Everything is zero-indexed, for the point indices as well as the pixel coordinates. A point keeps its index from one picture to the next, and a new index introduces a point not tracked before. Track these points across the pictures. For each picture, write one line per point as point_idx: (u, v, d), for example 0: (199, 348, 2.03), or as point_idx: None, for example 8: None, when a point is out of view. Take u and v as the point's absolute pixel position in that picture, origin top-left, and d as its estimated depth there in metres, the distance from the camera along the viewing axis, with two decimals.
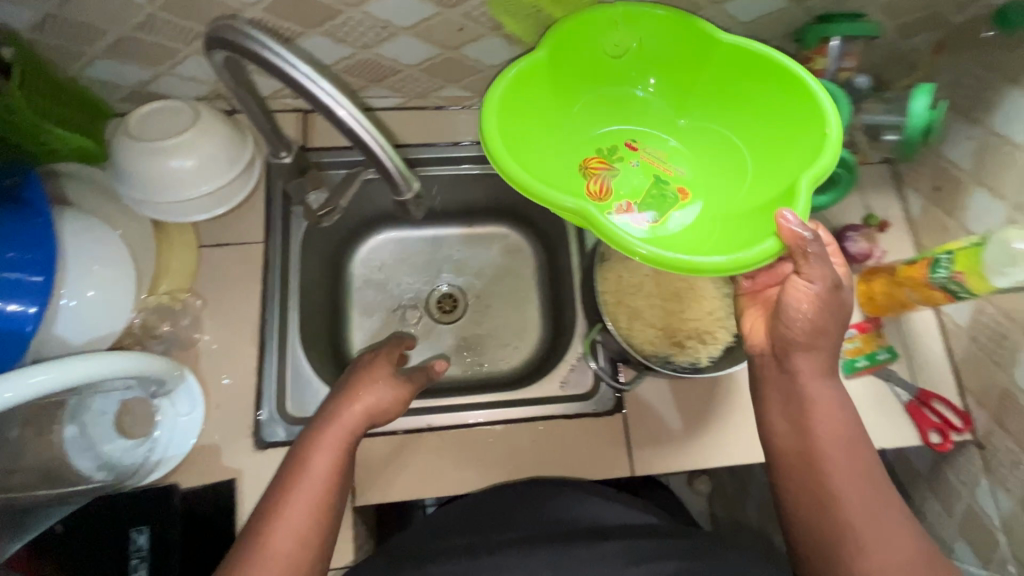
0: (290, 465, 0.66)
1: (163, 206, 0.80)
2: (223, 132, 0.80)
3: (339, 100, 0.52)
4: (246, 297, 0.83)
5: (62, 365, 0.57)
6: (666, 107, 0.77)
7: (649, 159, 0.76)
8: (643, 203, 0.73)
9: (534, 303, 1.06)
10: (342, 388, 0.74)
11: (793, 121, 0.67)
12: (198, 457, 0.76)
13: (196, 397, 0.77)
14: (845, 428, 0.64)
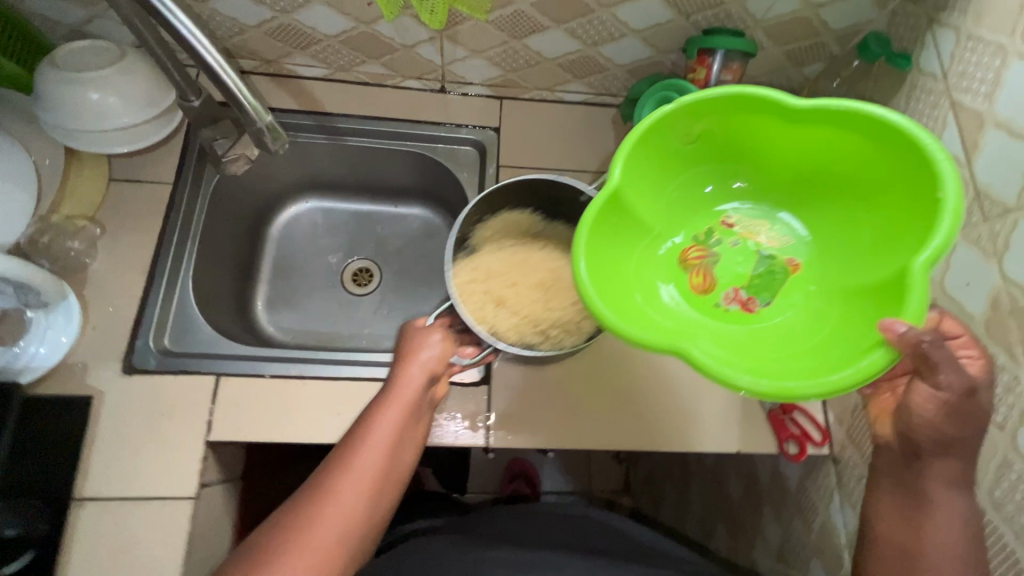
0: (352, 435, 0.66)
1: (74, 134, 0.84)
2: (145, 74, 0.86)
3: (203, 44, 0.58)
4: (146, 232, 0.88)
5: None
6: (751, 178, 0.69)
7: (749, 235, 0.69)
8: (752, 289, 0.65)
9: (440, 284, 1.10)
10: (399, 355, 0.75)
11: (906, 177, 0.56)
12: (65, 372, 0.78)
13: (73, 315, 0.80)
14: (953, 538, 0.57)
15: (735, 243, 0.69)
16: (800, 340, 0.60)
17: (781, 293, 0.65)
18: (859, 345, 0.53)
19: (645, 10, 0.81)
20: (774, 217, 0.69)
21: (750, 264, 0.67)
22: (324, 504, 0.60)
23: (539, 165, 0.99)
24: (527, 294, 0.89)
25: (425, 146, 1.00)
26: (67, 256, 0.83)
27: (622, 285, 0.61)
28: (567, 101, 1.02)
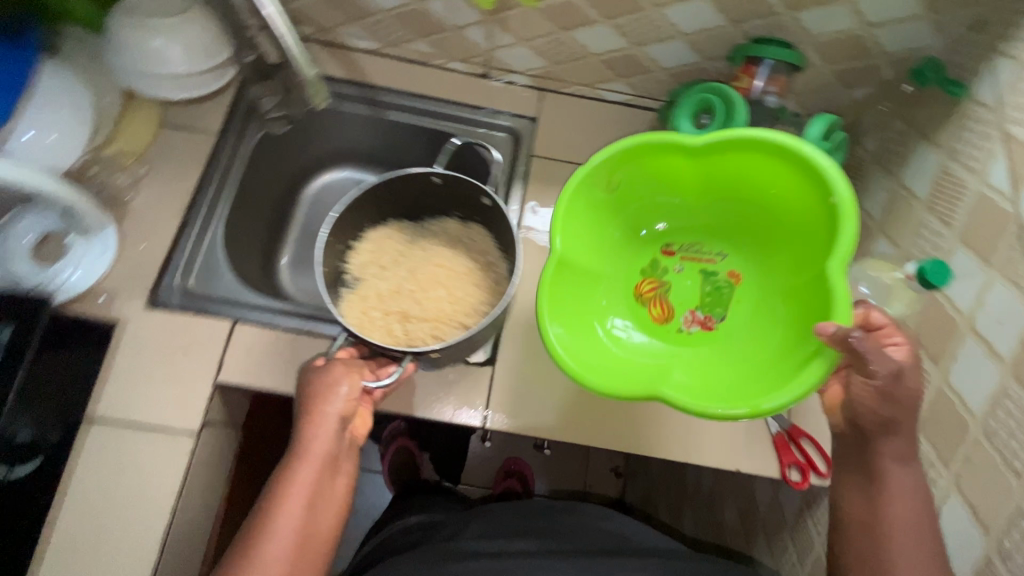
0: (268, 496, 0.66)
1: (138, 74, 0.89)
2: (209, 27, 0.89)
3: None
4: (187, 177, 0.91)
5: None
6: (678, 205, 0.82)
7: (691, 258, 0.84)
8: (706, 307, 0.81)
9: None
10: (304, 407, 0.72)
11: (800, 182, 0.70)
12: (95, 297, 0.83)
13: (109, 245, 0.84)
14: (913, 515, 0.61)
15: (679, 269, 0.84)
16: (746, 353, 0.74)
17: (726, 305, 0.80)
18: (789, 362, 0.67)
19: (695, 13, 0.81)
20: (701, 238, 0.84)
21: (698, 286, 0.83)
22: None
23: (571, 160, 1.00)
24: (432, 297, 0.95)
25: (460, 126, 1.01)
26: (115, 189, 0.89)
27: (587, 336, 0.74)
28: (607, 100, 1.02)
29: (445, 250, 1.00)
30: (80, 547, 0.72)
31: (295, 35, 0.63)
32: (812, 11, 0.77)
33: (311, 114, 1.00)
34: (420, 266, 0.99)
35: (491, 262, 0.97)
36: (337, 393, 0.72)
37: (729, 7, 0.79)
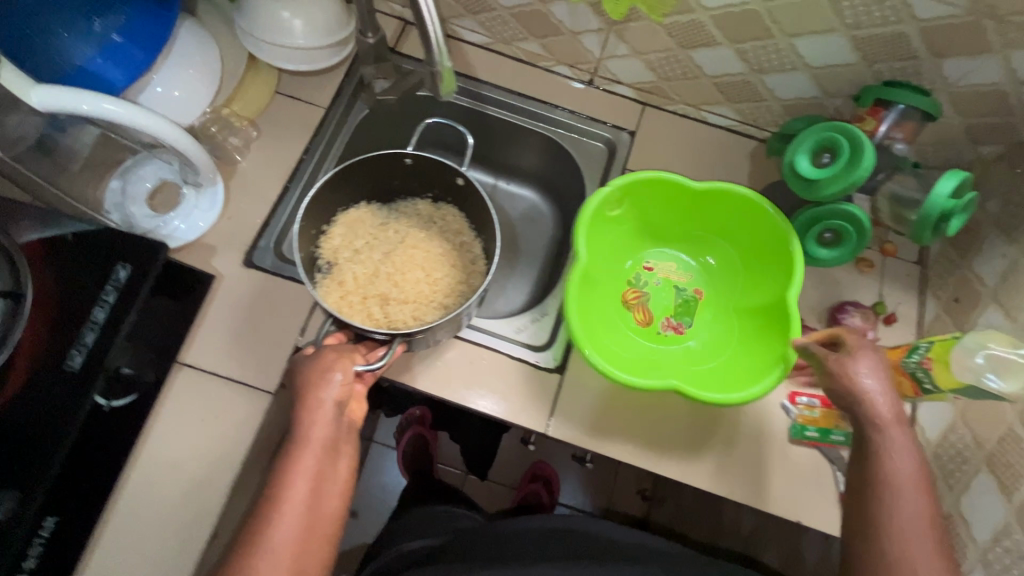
0: (270, 490, 0.66)
1: (257, 41, 0.92)
2: (331, 7, 0.92)
3: None
4: (293, 146, 0.95)
5: (126, 105, 0.69)
6: (655, 231, 0.94)
7: (666, 274, 0.95)
8: (677, 316, 0.92)
9: (529, 267, 1.09)
10: (300, 392, 0.72)
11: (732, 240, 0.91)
12: (197, 248, 0.87)
13: (217, 200, 0.88)
14: (912, 482, 0.63)
15: (657, 282, 0.94)
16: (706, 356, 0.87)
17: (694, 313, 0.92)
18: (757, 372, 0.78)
19: (827, 47, 0.78)
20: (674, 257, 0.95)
21: (671, 298, 0.93)
22: (254, 557, 0.61)
23: None
24: (410, 280, 0.99)
25: (556, 131, 1.01)
26: (226, 149, 0.92)
27: (594, 328, 0.83)
28: (708, 123, 1.01)
29: (419, 234, 1.02)
30: (158, 480, 0.77)
31: (438, 26, 0.61)
32: (958, 60, 0.73)
33: (415, 100, 1.02)
34: (398, 249, 1.01)
35: (464, 241, 1.01)
36: (331, 379, 0.71)
37: (867, 47, 0.76)
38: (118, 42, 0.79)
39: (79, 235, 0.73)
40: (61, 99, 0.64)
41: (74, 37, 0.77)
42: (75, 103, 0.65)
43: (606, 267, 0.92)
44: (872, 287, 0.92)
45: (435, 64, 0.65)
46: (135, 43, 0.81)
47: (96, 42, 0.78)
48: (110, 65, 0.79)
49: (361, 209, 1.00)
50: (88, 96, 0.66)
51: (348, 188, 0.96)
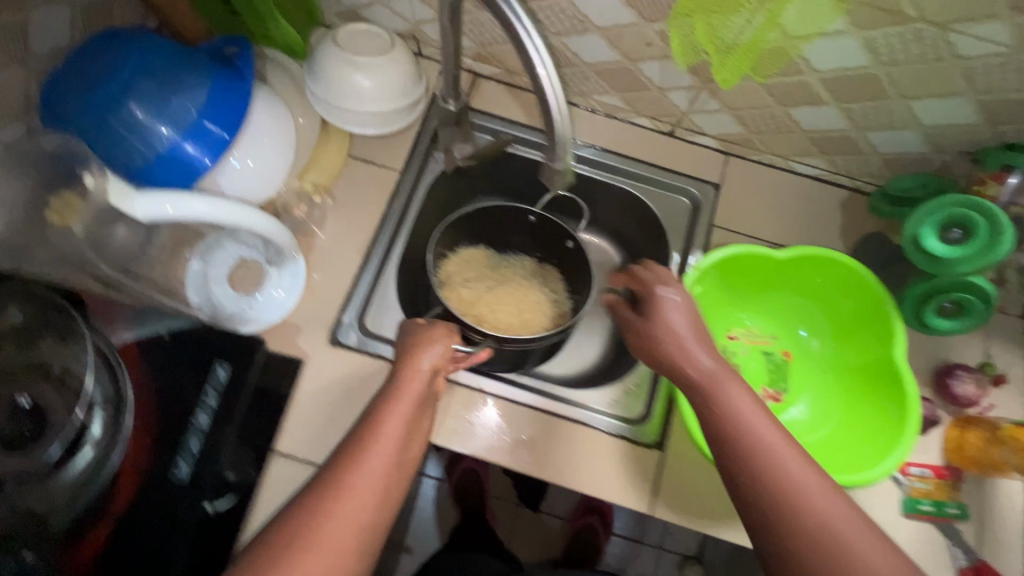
0: (357, 435, 0.66)
1: (332, 107, 0.89)
2: (407, 70, 0.89)
3: (544, 59, 0.54)
4: (369, 213, 0.92)
5: (207, 199, 0.66)
6: (734, 298, 0.87)
7: (752, 341, 0.88)
8: (773, 383, 0.86)
9: (600, 329, 1.07)
10: (401, 359, 0.77)
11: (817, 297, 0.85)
12: (282, 329, 0.84)
13: (298, 277, 0.84)
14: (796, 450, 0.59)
15: (744, 350, 0.88)
16: (816, 431, 0.81)
17: (793, 381, 0.86)
18: (878, 449, 0.73)
19: (947, 108, 0.74)
20: (759, 322, 0.88)
21: (761, 365, 0.87)
22: (346, 477, 0.62)
23: (753, 235, 0.95)
24: (504, 316, 0.99)
25: (636, 184, 0.97)
26: (302, 222, 0.89)
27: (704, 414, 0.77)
28: (796, 173, 0.96)
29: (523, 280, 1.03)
30: None
31: (566, 121, 0.58)
32: None
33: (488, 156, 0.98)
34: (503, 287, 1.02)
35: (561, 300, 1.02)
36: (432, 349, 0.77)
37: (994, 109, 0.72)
38: (198, 126, 0.78)
39: (172, 336, 0.72)
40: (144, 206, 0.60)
41: (158, 125, 0.76)
42: (159, 208, 0.61)
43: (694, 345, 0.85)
44: (978, 347, 0.88)
45: (557, 166, 0.62)
46: (216, 126, 0.79)
47: (178, 129, 0.77)
48: (196, 149, 0.78)
49: (478, 249, 1.03)
50: (175, 196, 0.63)
51: (467, 225, 1.00)
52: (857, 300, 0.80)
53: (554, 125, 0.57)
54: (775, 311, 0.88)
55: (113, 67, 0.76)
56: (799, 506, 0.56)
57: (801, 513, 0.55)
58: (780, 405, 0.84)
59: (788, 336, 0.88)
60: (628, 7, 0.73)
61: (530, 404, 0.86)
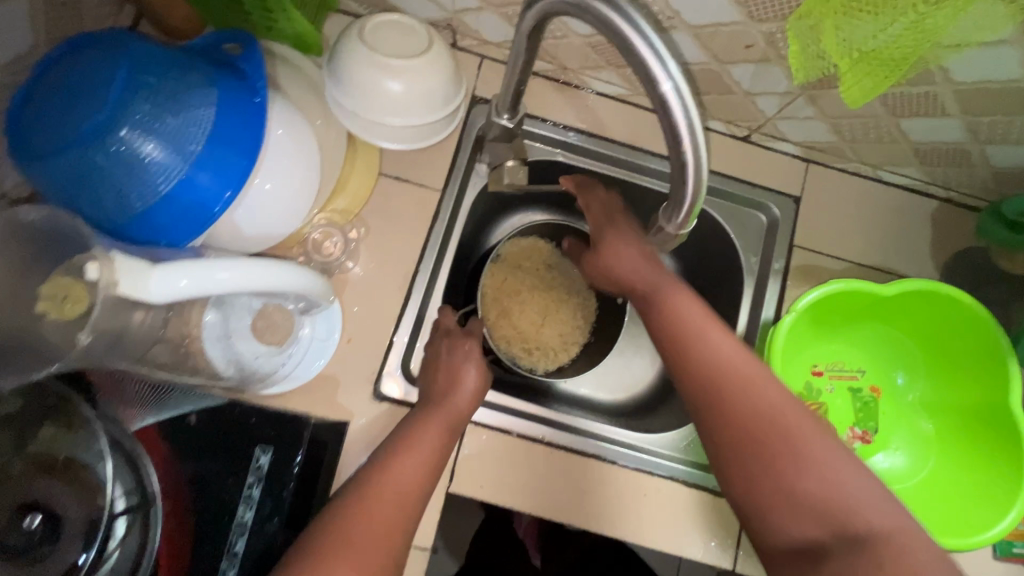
0: (386, 450, 0.64)
1: (361, 120, 0.74)
2: (448, 70, 0.74)
3: (670, 70, 0.43)
4: (407, 241, 0.80)
5: (231, 263, 0.54)
6: (821, 330, 0.79)
7: (838, 376, 0.80)
8: (862, 423, 0.79)
9: (652, 347, 0.96)
10: (444, 369, 0.73)
11: (912, 328, 0.77)
12: (318, 384, 0.74)
13: (335, 325, 0.75)
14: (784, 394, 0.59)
15: (830, 388, 0.80)
16: (910, 475, 0.75)
17: (882, 422, 0.78)
18: (993, 504, 0.68)
19: None
20: (844, 354, 0.80)
21: (848, 403, 0.80)
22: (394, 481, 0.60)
23: (835, 255, 0.85)
24: (523, 320, 0.93)
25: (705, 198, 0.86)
26: (330, 257, 0.77)
27: None
28: (882, 181, 0.86)
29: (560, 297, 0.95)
30: None
31: (702, 179, 0.48)
32: None
33: (535, 167, 0.86)
34: (541, 297, 0.94)
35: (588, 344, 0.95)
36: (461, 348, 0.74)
37: None
38: (207, 158, 0.64)
39: (201, 416, 0.60)
40: (157, 285, 0.48)
41: (158, 160, 0.62)
42: (175, 283, 0.49)
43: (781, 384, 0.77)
44: None
45: (674, 231, 0.53)
46: (228, 156, 0.65)
47: (183, 164, 0.63)
48: (207, 184, 0.64)
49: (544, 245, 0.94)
50: (193, 266, 0.51)
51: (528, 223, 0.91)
52: (964, 339, 0.73)
53: (687, 190, 0.48)
54: (861, 344, 0.80)
55: (83, 83, 0.60)
56: (777, 435, 0.56)
57: (777, 442, 0.56)
58: (869, 447, 0.78)
59: (878, 371, 0.80)
60: (734, 5, 0.60)
61: (582, 447, 0.79)
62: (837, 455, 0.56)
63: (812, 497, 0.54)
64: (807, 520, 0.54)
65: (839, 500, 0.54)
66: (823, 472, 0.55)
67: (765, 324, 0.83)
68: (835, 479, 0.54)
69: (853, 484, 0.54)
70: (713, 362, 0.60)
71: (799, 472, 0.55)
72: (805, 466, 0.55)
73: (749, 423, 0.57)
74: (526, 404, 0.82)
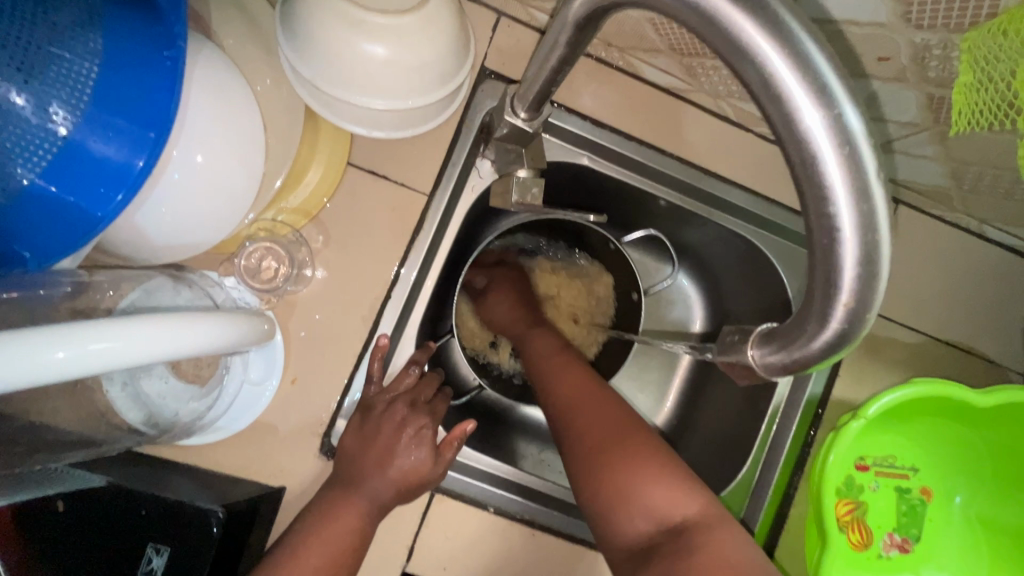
0: (299, 529, 0.54)
1: (324, 95, 0.54)
2: (451, 34, 0.53)
3: (850, 137, 0.22)
4: (378, 258, 0.62)
5: (119, 329, 0.37)
6: (880, 416, 0.64)
7: (887, 473, 0.65)
8: (906, 534, 0.65)
9: (668, 392, 0.76)
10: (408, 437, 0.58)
11: (985, 426, 0.64)
12: (248, 436, 0.58)
13: (275, 363, 0.59)
14: (589, 396, 0.56)
15: (874, 487, 0.65)
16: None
17: (928, 532, 0.65)
18: None
19: None
20: (898, 448, 0.66)
21: (893, 506, 0.65)
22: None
23: (909, 323, 0.69)
24: None
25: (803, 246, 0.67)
26: (275, 274, 0.60)
27: None
28: (984, 239, 0.69)
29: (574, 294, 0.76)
30: None
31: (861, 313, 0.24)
32: None
33: (554, 172, 0.67)
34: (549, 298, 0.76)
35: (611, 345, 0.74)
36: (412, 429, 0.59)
37: None
38: (86, 138, 0.44)
39: (72, 499, 0.46)
40: (23, 369, 0.33)
41: (5, 138, 0.42)
42: (47, 359, 0.34)
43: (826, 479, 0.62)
44: None
45: (768, 377, 0.32)
46: (119, 139, 0.45)
47: (47, 146, 0.43)
48: (83, 182, 0.45)
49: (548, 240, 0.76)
50: (67, 334, 0.35)
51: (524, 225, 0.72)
52: None
53: (809, 355, 0.26)
54: (920, 438, 0.66)
55: None
56: (607, 461, 0.51)
57: (606, 465, 0.51)
58: (907, 561, 0.64)
59: (932, 471, 0.66)
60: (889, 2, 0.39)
61: (568, 531, 0.65)
62: (668, 477, 0.50)
63: (641, 517, 0.49)
64: (649, 536, 0.49)
65: (669, 518, 0.48)
66: (642, 496, 0.49)
67: (810, 399, 0.67)
68: (659, 498, 0.49)
69: (682, 502, 0.49)
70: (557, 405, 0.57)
71: (625, 496, 0.50)
72: (629, 490, 0.50)
73: (583, 455, 0.52)
74: (514, 470, 0.64)
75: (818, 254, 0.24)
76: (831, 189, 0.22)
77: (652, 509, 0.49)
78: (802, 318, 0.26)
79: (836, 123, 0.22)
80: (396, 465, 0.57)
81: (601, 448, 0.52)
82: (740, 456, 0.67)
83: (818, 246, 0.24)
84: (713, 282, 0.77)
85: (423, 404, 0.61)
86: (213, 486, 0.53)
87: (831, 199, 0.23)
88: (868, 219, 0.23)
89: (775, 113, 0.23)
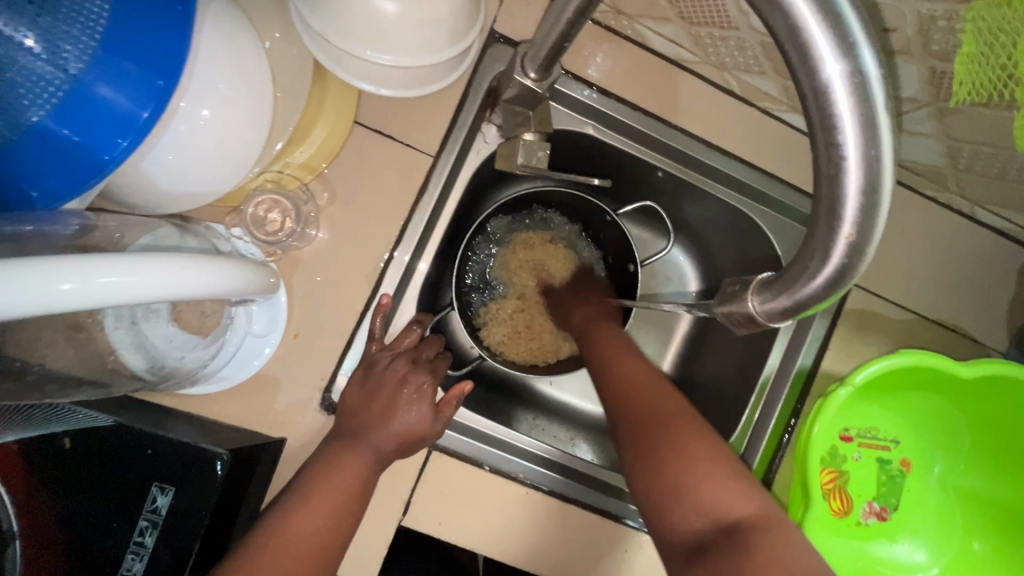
0: (304, 476, 0.56)
1: (334, 49, 0.54)
2: None
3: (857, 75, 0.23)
4: (383, 217, 0.63)
5: (125, 267, 0.36)
6: (866, 389, 0.66)
7: (870, 444, 0.68)
8: (885, 503, 0.67)
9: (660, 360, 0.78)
10: (409, 393, 0.60)
11: (966, 401, 0.66)
12: (251, 388, 0.59)
13: (279, 316, 0.59)
14: (650, 384, 0.54)
15: (857, 457, 0.68)
16: (923, 565, 0.66)
17: (906, 500, 0.67)
18: None
19: None
20: (881, 420, 0.68)
21: (874, 475, 0.68)
22: (306, 517, 0.53)
23: (898, 301, 0.71)
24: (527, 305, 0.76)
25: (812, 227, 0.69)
26: (279, 229, 0.60)
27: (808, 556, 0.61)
28: (974, 221, 0.71)
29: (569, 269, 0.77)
30: None
31: (870, 250, 0.27)
32: None
33: (559, 138, 0.67)
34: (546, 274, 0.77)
35: None
36: (412, 383, 0.60)
37: None
38: (94, 82, 0.43)
39: (78, 438, 0.47)
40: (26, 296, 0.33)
41: (14, 76, 0.41)
42: (52, 289, 0.33)
43: (811, 446, 0.64)
44: None
45: (767, 325, 0.33)
46: (126, 86, 0.44)
47: (55, 88, 0.42)
48: (88, 125, 0.44)
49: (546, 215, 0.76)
50: (73, 265, 0.34)
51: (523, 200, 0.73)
52: None
53: (812, 293, 0.29)
54: (901, 411, 0.69)
55: None
56: (662, 452, 0.49)
57: (675, 461, 0.48)
58: (885, 527, 0.67)
59: (913, 444, 0.69)
60: None
61: (562, 492, 0.67)
62: (725, 473, 0.47)
63: (695, 512, 0.46)
64: (704, 533, 0.45)
65: (725, 517, 0.45)
66: (701, 491, 0.46)
67: (799, 372, 0.69)
68: (714, 493, 0.46)
69: (738, 499, 0.46)
70: (614, 390, 0.55)
71: (679, 488, 0.47)
72: (683, 486, 0.47)
73: (649, 446, 0.50)
74: (508, 430, 0.67)
75: (824, 185, 0.26)
76: (840, 121, 0.24)
77: (705, 501, 0.46)
78: (805, 257, 0.28)
79: (849, 55, 0.23)
80: (397, 420, 0.58)
81: (655, 438, 0.50)
82: (729, 425, 0.70)
83: (825, 178, 0.26)
84: (709, 257, 0.78)
85: (423, 364, 0.62)
86: (218, 432, 0.54)
87: (840, 134, 0.24)
88: (874, 154, 0.24)
89: (790, 48, 0.24)
